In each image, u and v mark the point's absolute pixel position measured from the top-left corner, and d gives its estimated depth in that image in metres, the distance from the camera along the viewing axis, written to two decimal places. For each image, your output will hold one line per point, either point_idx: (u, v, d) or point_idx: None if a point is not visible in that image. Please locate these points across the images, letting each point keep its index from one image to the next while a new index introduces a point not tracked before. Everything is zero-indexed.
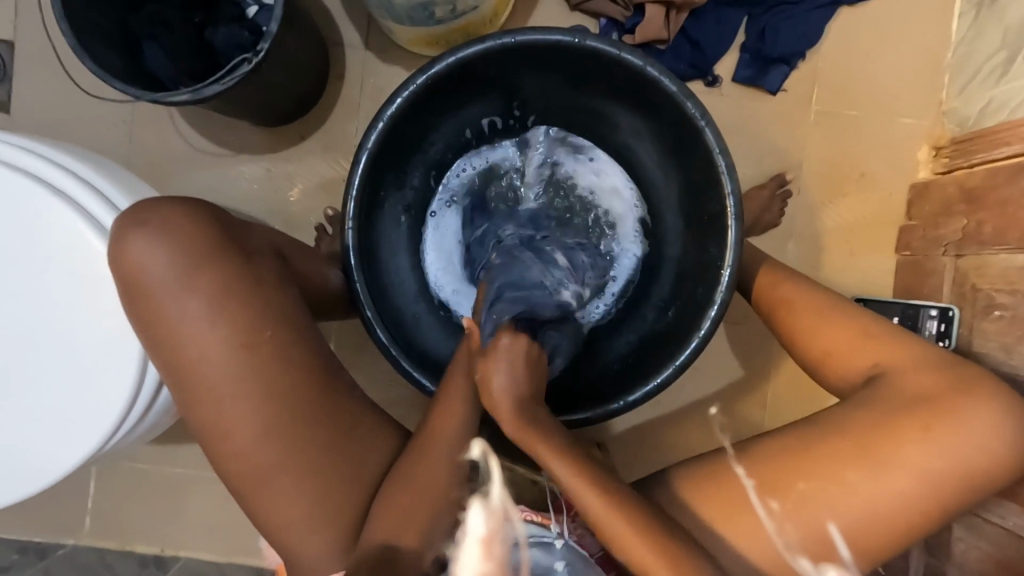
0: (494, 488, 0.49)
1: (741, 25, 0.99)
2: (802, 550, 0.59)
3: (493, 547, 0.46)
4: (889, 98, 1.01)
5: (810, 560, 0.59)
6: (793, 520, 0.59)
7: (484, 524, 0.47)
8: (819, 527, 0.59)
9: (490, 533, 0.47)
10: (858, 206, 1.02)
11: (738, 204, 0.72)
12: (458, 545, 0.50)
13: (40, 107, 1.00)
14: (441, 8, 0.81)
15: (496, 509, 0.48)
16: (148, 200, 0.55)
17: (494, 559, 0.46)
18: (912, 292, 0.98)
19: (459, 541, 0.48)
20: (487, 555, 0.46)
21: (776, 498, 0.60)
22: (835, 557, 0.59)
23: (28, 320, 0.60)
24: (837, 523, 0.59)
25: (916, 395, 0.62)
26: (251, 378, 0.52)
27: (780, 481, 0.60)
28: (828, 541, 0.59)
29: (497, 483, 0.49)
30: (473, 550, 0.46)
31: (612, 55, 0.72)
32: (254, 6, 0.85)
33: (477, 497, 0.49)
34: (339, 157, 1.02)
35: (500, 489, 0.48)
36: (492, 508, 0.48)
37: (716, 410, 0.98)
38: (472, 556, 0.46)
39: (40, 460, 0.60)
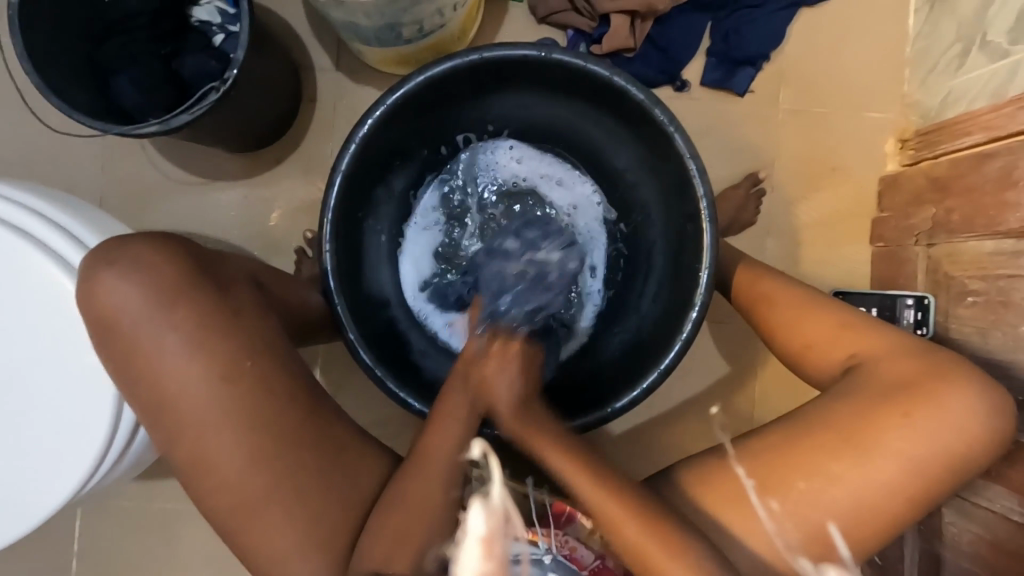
0: (493, 488, 0.50)
1: (705, 30, 1.00)
2: (802, 550, 0.60)
3: (493, 547, 0.48)
4: (853, 94, 1.04)
5: (810, 560, 0.59)
6: (793, 521, 0.60)
7: (485, 523, 0.48)
8: (819, 527, 0.60)
9: (491, 533, 0.48)
10: (831, 200, 1.04)
11: (712, 206, 0.73)
12: (458, 543, 0.51)
13: (8, 144, 0.98)
14: (408, 28, 0.81)
15: (495, 509, 0.48)
16: (119, 236, 0.54)
17: (495, 558, 0.47)
18: (888, 281, 1.00)
19: (459, 541, 0.49)
20: (488, 555, 0.48)
21: (775, 498, 0.60)
22: (835, 556, 0.59)
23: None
24: (837, 523, 0.59)
25: (896, 382, 0.62)
26: (232, 410, 0.51)
27: (776, 480, 0.61)
28: (828, 539, 0.60)
29: (496, 483, 0.49)
30: (474, 550, 0.48)
31: (579, 67, 0.73)
32: (220, 34, 0.84)
33: (477, 497, 0.49)
34: (316, 179, 1.01)
35: (499, 489, 0.49)
36: (492, 508, 0.49)
37: (717, 409, 0.98)
38: (472, 555, 0.48)
39: (19, 506, 0.59)
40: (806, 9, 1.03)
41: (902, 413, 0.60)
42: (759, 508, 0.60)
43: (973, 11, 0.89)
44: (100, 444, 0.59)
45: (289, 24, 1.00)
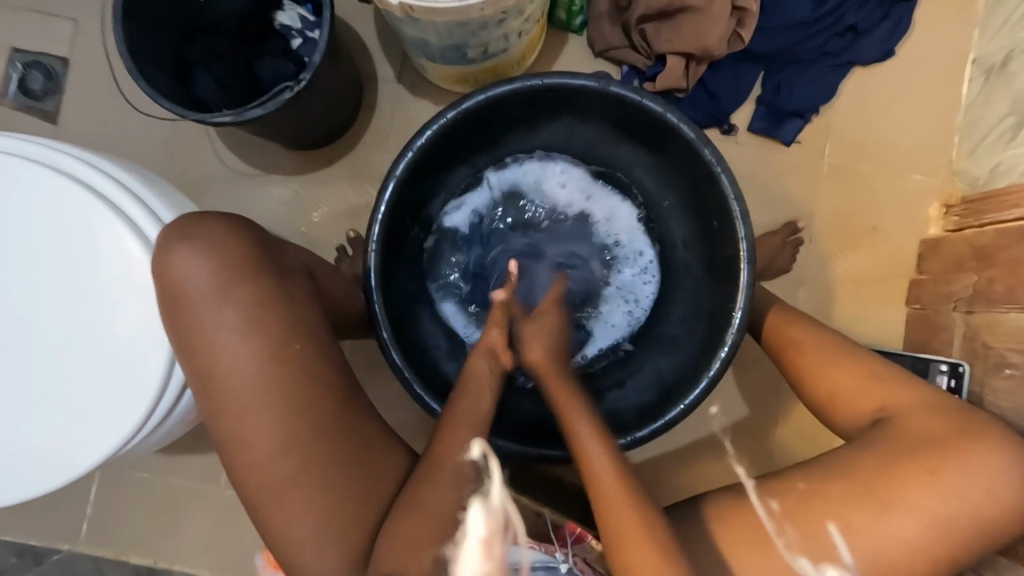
0: (493, 489, 0.53)
1: (757, 79, 1.03)
2: (803, 549, 0.59)
3: (492, 548, 0.50)
4: (900, 155, 1.04)
5: (810, 560, 0.59)
6: (794, 522, 0.60)
7: (484, 526, 0.51)
8: (819, 530, 0.59)
9: (490, 534, 0.51)
10: (869, 258, 1.04)
11: (751, 248, 0.74)
12: (456, 545, 0.54)
13: (88, 121, 1.05)
14: (474, 50, 0.85)
15: (495, 510, 0.51)
16: (192, 214, 0.57)
17: (494, 558, 0.50)
18: (922, 345, 0.99)
19: (460, 542, 0.52)
20: (487, 555, 0.50)
21: (776, 499, 0.62)
22: (837, 557, 0.59)
23: (64, 320, 0.62)
24: (837, 524, 0.59)
25: (926, 438, 0.61)
26: (274, 391, 0.53)
27: (780, 483, 0.63)
28: (828, 541, 0.59)
29: (496, 484, 0.53)
30: (474, 550, 0.50)
31: (635, 101, 0.75)
32: (299, 39, 0.88)
33: (478, 498, 0.52)
34: (365, 183, 1.06)
35: (499, 491, 0.52)
36: (491, 509, 0.52)
37: (715, 410, 0.99)
38: (472, 556, 0.50)
39: (62, 457, 0.61)
40: (859, 68, 1.04)
41: (929, 470, 0.59)
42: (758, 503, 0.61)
43: None
44: (145, 406, 0.61)
45: (359, 35, 1.06)
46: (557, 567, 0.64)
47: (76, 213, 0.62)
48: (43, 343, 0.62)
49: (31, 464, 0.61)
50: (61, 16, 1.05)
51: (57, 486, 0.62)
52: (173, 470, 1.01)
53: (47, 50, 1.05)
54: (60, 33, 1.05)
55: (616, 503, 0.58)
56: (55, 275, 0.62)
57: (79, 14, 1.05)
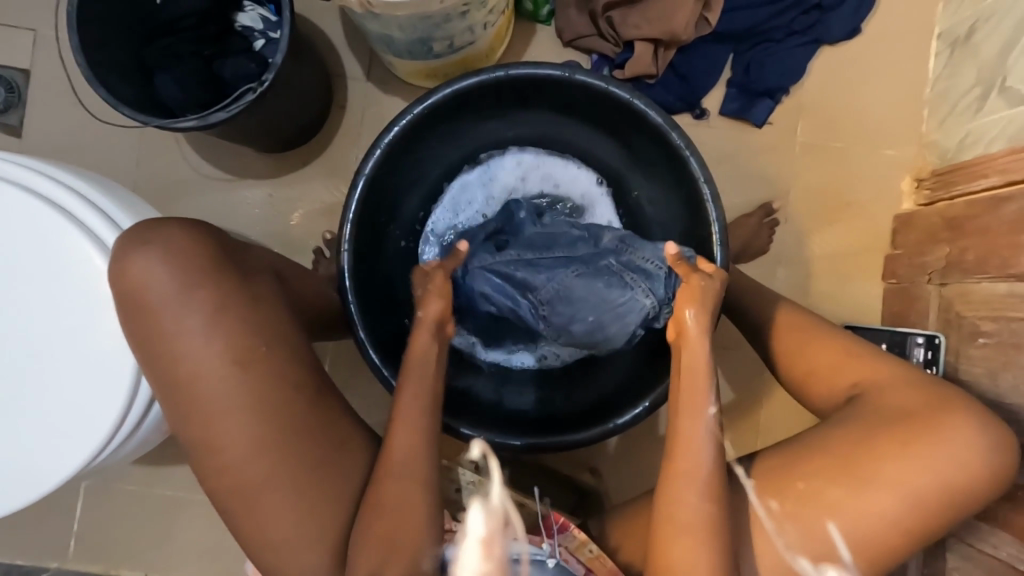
0: (492, 489, 0.51)
1: (727, 61, 1.03)
2: (803, 550, 0.59)
3: (492, 548, 0.49)
4: (871, 131, 1.05)
5: (810, 561, 0.59)
6: (793, 521, 0.60)
7: (484, 525, 0.50)
8: (819, 529, 0.59)
9: (490, 533, 0.50)
10: (845, 235, 1.05)
11: (723, 231, 0.75)
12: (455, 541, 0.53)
13: (52, 132, 1.03)
14: (440, 43, 0.84)
15: (495, 510, 0.50)
16: (149, 220, 0.56)
17: (494, 558, 0.49)
18: (900, 318, 1.00)
19: (459, 542, 0.50)
20: (487, 555, 0.49)
21: (775, 498, 0.61)
22: (837, 558, 0.59)
23: (27, 334, 0.61)
24: (836, 523, 0.59)
25: (896, 414, 0.62)
26: (243, 394, 0.53)
27: (776, 482, 0.62)
28: (828, 540, 0.59)
29: (497, 485, 0.50)
30: (474, 550, 0.49)
31: (601, 89, 0.75)
32: (262, 39, 0.88)
33: (477, 499, 0.51)
34: (339, 183, 1.05)
35: (499, 491, 0.50)
36: (491, 509, 0.50)
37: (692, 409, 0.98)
38: (472, 556, 0.49)
39: (34, 472, 0.61)
40: (827, 46, 1.05)
41: (902, 444, 0.60)
42: (758, 506, 0.61)
43: (992, 57, 0.91)
44: (116, 415, 0.61)
45: (326, 34, 1.05)
46: (544, 560, 0.63)
47: (32, 224, 0.61)
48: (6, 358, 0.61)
49: (1, 482, 0.61)
50: (17, 26, 1.03)
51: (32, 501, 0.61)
52: (159, 481, 1.00)
53: (6, 61, 1.03)
54: (19, 44, 1.03)
55: (687, 419, 0.61)
56: (15, 289, 0.61)
57: (37, 24, 1.03)
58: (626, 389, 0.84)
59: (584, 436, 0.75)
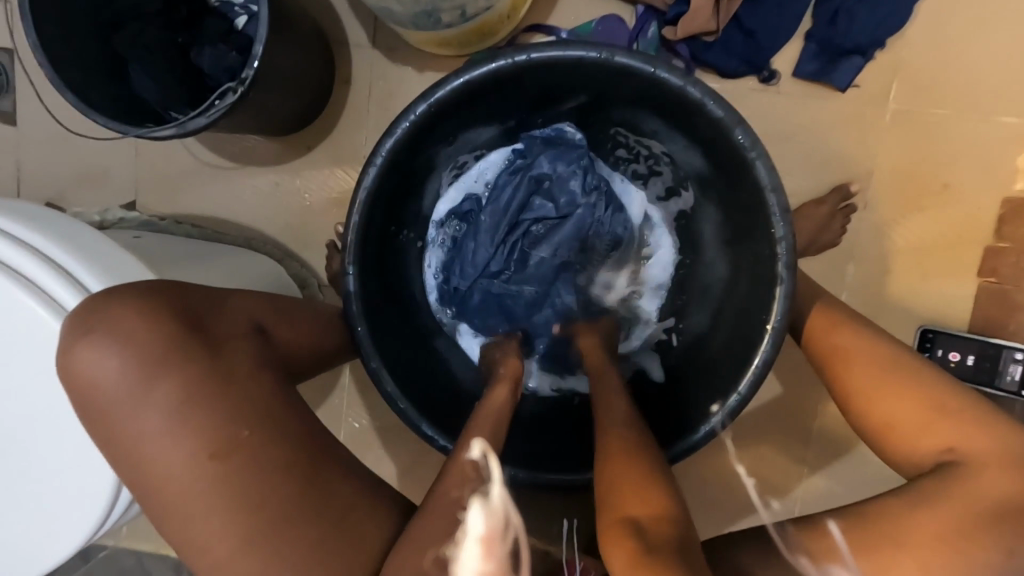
0: (493, 486, 0.47)
1: (807, 8, 0.83)
2: (805, 552, 0.54)
3: (493, 547, 0.44)
4: (987, 92, 0.84)
5: (810, 560, 0.54)
6: (807, 535, 0.56)
7: (484, 524, 0.45)
8: (824, 531, 0.55)
9: (490, 533, 0.44)
10: (938, 223, 0.88)
11: (791, 251, 0.62)
12: (457, 546, 0.48)
13: (44, 120, 0.96)
14: (448, 13, 0.69)
15: (496, 509, 0.45)
16: (100, 293, 0.49)
17: (495, 561, 0.43)
18: (993, 326, 0.85)
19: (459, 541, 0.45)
20: (487, 555, 0.44)
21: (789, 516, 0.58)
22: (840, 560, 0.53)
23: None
24: (840, 523, 0.55)
25: (1001, 505, 0.53)
26: (223, 494, 0.47)
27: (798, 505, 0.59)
28: (829, 539, 0.54)
29: (497, 482, 0.46)
30: (472, 551, 0.44)
31: (646, 74, 0.61)
32: (243, 16, 0.75)
33: (476, 496, 0.46)
34: (348, 170, 0.95)
35: (500, 488, 0.46)
36: (492, 508, 0.45)
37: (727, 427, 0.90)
38: (471, 556, 0.44)
39: (36, 546, 0.56)
40: None
41: (1006, 551, 0.51)
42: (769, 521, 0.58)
43: None
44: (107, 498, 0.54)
45: None
46: None
47: None
48: None
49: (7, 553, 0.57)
50: None
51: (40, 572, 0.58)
52: None
53: None
54: None
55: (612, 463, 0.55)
56: None
57: None
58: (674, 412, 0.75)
59: None
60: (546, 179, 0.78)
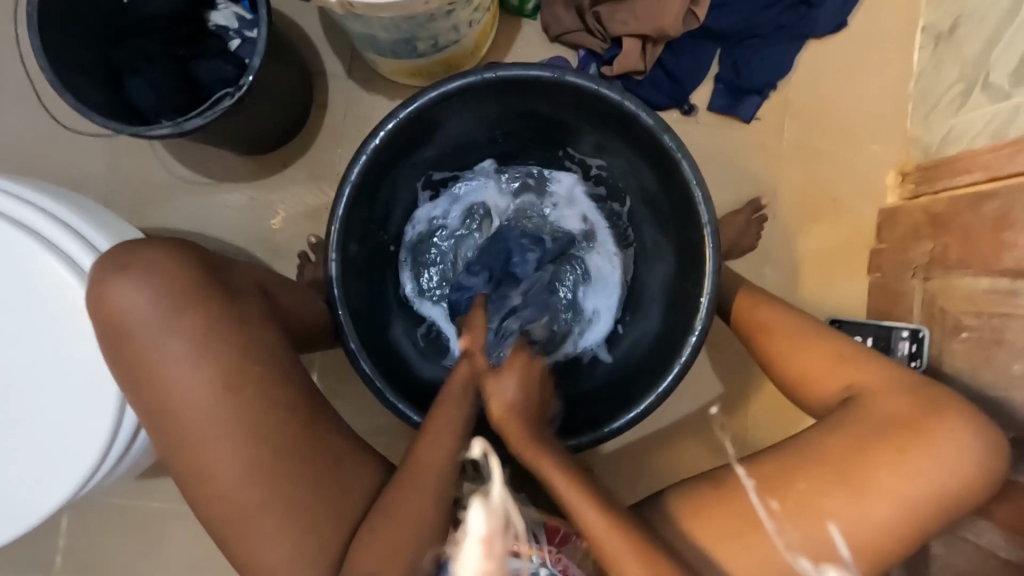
0: (493, 488, 0.54)
1: (715, 57, 1.02)
2: (802, 550, 0.60)
3: (492, 546, 0.52)
4: (857, 126, 1.05)
5: (810, 560, 0.60)
6: (793, 520, 0.60)
7: (484, 525, 0.52)
8: (819, 527, 0.60)
9: (490, 533, 0.52)
10: (832, 230, 1.05)
11: (715, 234, 0.74)
12: (456, 544, 0.55)
13: (17, 136, 0.98)
14: (424, 42, 0.82)
15: (495, 509, 0.53)
16: (128, 241, 0.56)
17: (494, 557, 0.52)
18: (884, 313, 1.01)
19: (460, 541, 0.53)
20: (488, 553, 0.52)
21: (775, 498, 0.61)
22: (836, 557, 0.60)
23: (3, 363, 0.58)
24: (837, 523, 0.60)
25: (892, 419, 0.63)
26: (236, 420, 0.53)
27: (776, 481, 0.62)
28: (828, 538, 0.60)
29: (496, 484, 0.54)
30: (474, 549, 0.52)
31: (591, 91, 0.74)
32: (237, 39, 0.85)
33: (478, 498, 0.53)
34: (322, 185, 1.02)
35: (500, 489, 0.54)
36: (492, 508, 0.53)
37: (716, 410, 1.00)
38: (472, 554, 0.52)
39: (21, 504, 0.59)
40: (814, 41, 1.04)
41: (899, 449, 0.61)
42: (758, 506, 0.61)
43: (977, 52, 0.91)
44: (110, 425, 0.59)
45: (304, 30, 1.01)
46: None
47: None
48: None
49: None
50: None
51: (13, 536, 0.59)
52: (146, 494, 0.99)
53: None
54: None
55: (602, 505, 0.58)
56: None
57: None
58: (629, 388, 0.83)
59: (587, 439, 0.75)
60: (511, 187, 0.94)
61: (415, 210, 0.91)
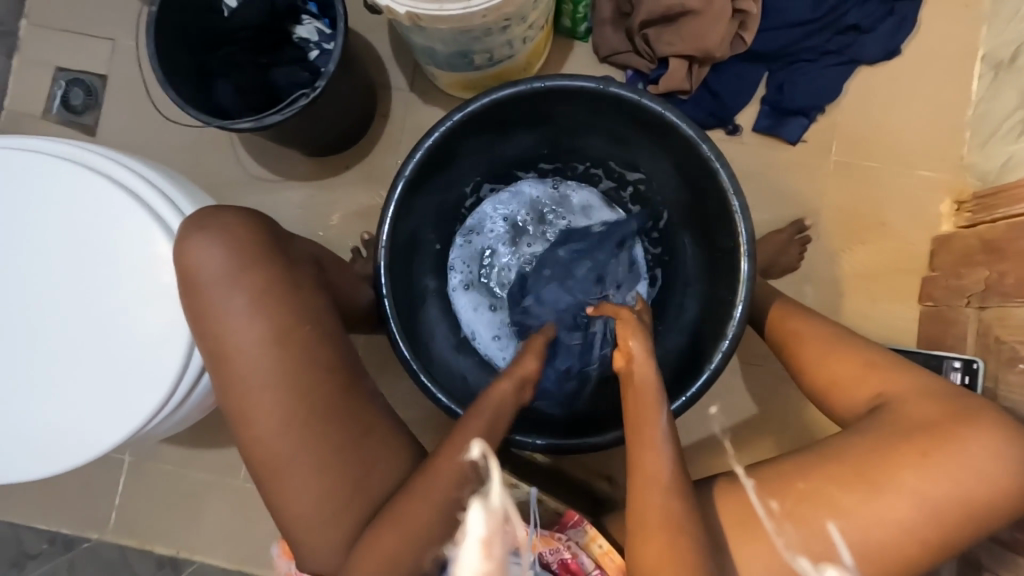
0: (492, 490, 0.55)
1: (760, 79, 1.04)
2: (802, 550, 0.59)
3: (491, 548, 0.53)
4: (908, 151, 1.04)
5: (810, 560, 0.59)
6: (793, 522, 0.60)
7: (484, 526, 0.54)
8: (819, 528, 0.59)
9: (490, 533, 0.54)
10: (880, 254, 1.03)
11: (750, 242, 0.75)
12: (458, 544, 0.57)
13: (122, 131, 1.12)
14: (479, 56, 0.89)
15: (494, 510, 0.54)
16: (209, 208, 0.64)
17: (493, 558, 0.53)
18: (935, 342, 0.97)
19: (460, 541, 0.54)
20: (487, 554, 0.53)
21: (776, 498, 0.61)
22: (837, 559, 0.59)
23: (101, 307, 0.68)
24: (836, 523, 0.59)
25: (921, 423, 0.61)
26: (283, 371, 0.59)
27: (781, 482, 0.62)
28: (826, 539, 0.59)
29: (496, 486, 0.55)
30: (474, 549, 0.53)
31: (633, 101, 0.78)
32: (316, 50, 0.96)
33: (477, 498, 0.55)
34: (378, 187, 1.10)
35: (499, 492, 0.55)
36: (491, 509, 0.55)
37: (716, 410, 0.98)
38: (472, 555, 0.53)
39: (97, 430, 0.67)
40: (864, 67, 1.05)
41: (922, 452, 0.59)
42: (757, 504, 0.61)
43: None
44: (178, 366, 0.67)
45: (373, 46, 1.11)
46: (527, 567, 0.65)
47: (108, 207, 0.69)
48: (77, 328, 0.68)
49: (62, 440, 0.67)
50: (99, 36, 1.13)
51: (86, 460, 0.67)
52: (194, 463, 1.06)
53: (86, 67, 1.13)
54: (98, 52, 1.13)
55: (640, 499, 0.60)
56: (87, 265, 0.69)
57: (116, 34, 1.12)
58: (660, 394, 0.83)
59: (607, 439, 0.75)
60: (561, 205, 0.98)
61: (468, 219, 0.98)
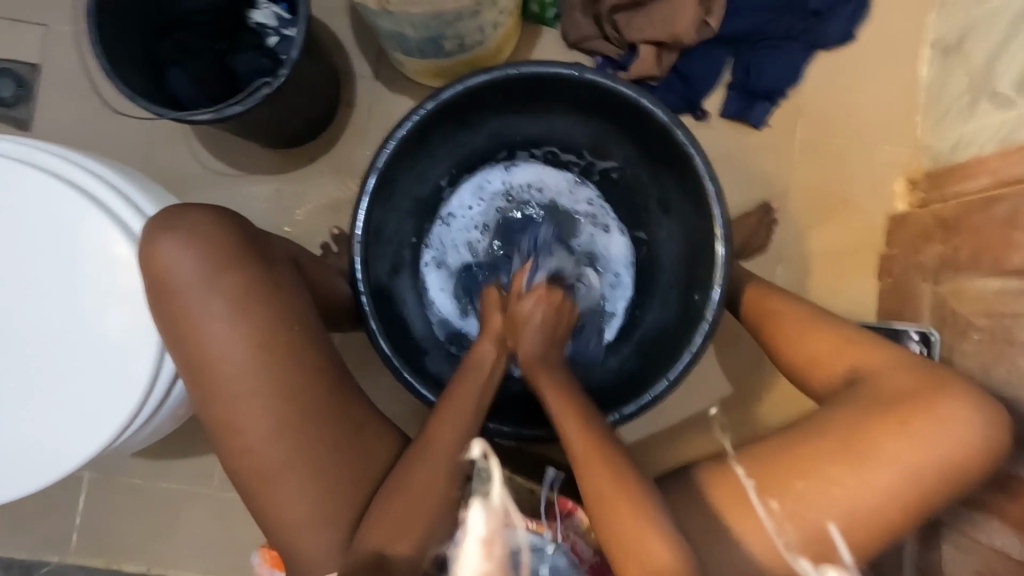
0: (493, 487, 0.49)
1: (727, 65, 1.06)
2: (802, 550, 0.62)
3: (493, 548, 0.47)
4: (866, 133, 1.08)
5: (810, 561, 0.61)
6: (793, 522, 0.62)
7: (485, 525, 0.47)
8: (819, 527, 0.61)
9: (491, 533, 0.47)
10: (841, 234, 1.07)
11: (727, 226, 0.76)
12: (457, 545, 0.50)
13: (62, 125, 1.04)
14: (450, 42, 0.86)
15: (496, 509, 0.48)
16: (176, 206, 0.60)
17: (495, 559, 0.47)
18: (895, 315, 1.02)
19: (459, 542, 0.48)
20: (487, 555, 0.47)
21: (775, 498, 0.62)
22: (836, 558, 0.61)
23: (58, 315, 0.64)
24: (838, 525, 0.61)
25: (896, 395, 0.64)
26: (267, 374, 0.56)
27: (775, 479, 0.63)
28: (828, 541, 0.61)
29: (496, 482, 0.49)
30: (473, 551, 0.47)
31: (608, 87, 0.77)
32: (275, 36, 0.91)
33: (477, 497, 0.49)
34: (347, 179, 1.06)
35: (500, 489, 0.49)
36: (492, 508, 0.48)
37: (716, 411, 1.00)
38: (472, 556, 0.47)
39: (63, 447, 0.63)
40: (824, 51, 1.08)
41: (901, 422, 0.62)
42: (759, 506, 0.62)
43: (984, 62, 0.94)
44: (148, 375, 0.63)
45: (334, 32, 1.06)
46: (544, 549, 0.64)
47: (61, 208, 0.64)
48: (35, 338, 0.64)
49: (26, 461, 0.63)
50: (29, 21, 1.03)
51: (55, 478, 0.63)
52: (163, 475, 1.01)
53: (17, 56, 1.03)
54: (30, 39, 1.04)
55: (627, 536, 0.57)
56: (40, 272, 0.64)
57: (48, 19, 1.03)
58: (624, 390, 0.86)
59: None
60: (532, 188, 0.96)
61: (442, 205, 0.94)
